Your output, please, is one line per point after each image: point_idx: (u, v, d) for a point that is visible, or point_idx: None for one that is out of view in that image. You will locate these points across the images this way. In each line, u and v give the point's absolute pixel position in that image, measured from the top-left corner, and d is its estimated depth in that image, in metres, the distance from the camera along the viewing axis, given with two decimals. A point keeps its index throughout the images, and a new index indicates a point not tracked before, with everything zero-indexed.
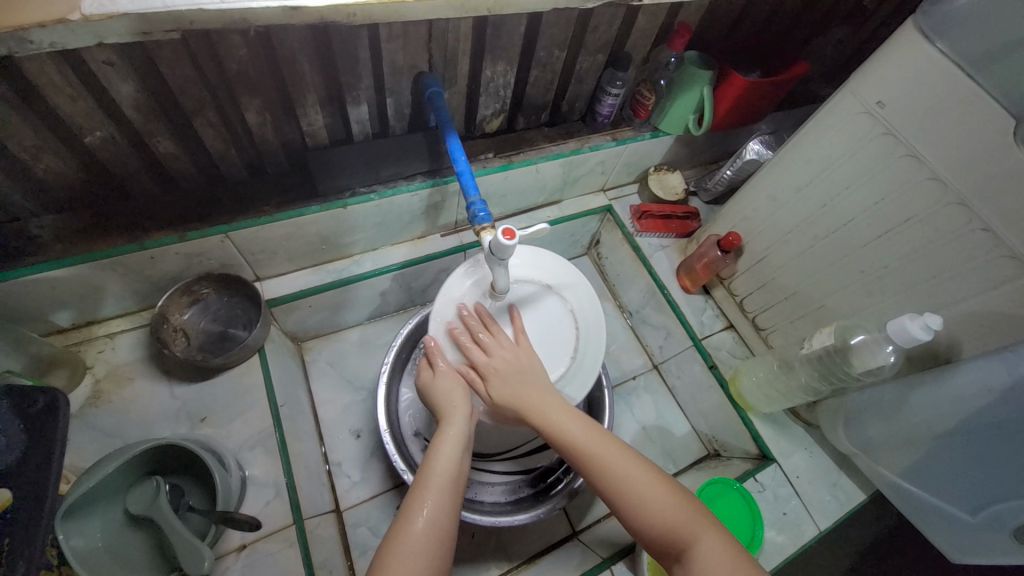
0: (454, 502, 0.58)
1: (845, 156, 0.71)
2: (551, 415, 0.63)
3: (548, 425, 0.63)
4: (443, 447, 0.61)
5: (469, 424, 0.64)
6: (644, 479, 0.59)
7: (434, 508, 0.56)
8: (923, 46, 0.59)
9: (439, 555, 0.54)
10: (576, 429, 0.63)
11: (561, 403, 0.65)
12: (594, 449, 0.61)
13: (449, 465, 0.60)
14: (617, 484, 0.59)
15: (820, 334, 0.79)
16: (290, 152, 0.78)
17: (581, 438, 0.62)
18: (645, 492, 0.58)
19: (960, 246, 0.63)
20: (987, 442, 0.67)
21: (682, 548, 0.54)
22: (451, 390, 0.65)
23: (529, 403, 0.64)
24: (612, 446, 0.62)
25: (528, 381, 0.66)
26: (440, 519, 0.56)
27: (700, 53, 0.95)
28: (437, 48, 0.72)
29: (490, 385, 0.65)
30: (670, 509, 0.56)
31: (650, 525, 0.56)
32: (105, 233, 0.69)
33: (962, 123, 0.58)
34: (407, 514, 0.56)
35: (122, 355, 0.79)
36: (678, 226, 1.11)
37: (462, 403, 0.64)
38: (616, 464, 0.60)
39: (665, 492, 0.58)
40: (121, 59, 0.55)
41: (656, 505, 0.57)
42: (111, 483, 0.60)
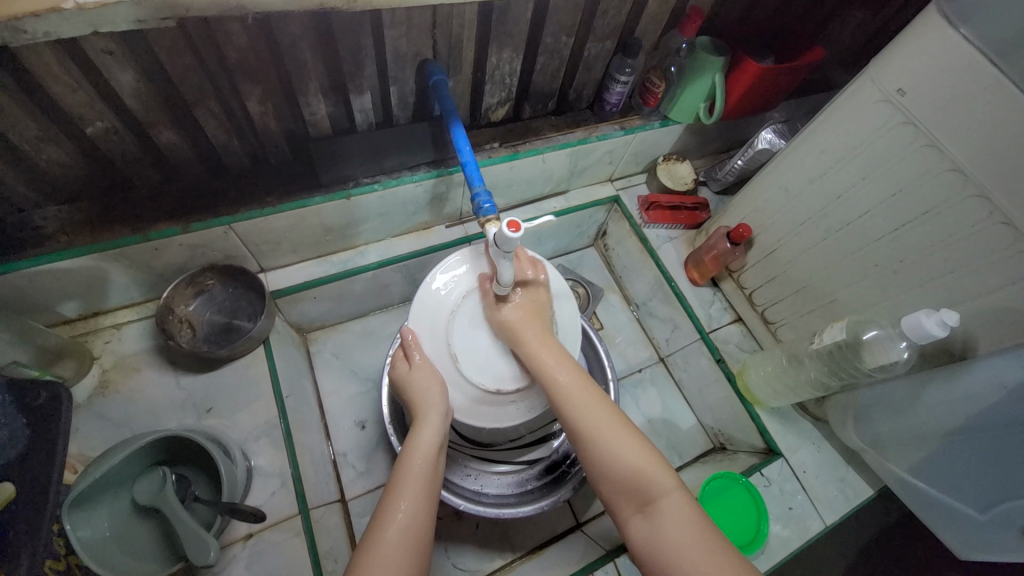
0: (429, 499, 0.58)
1: (863, 145, 0.69)
2: (545, 354, 0.65)
3: (536, 360, 0.65)
4: (420, 444, 0.61)
5: (445, 422, 0.65)
6: (617, 431, 0.59)
7: (411, 507, 0.56)
8: (945, 31, 0.57)
9: (415, 558, 0.53)
10: (565, 375, 0.64)
11: (557, 348, 0.67)
12: (577, 395, 0.62)
13: (424, 461, 0.60)
14: (589, 434, 0.59)
15: (832, 329, 0.77)
16: (293, 142, 0.77)
17: (568, 382, 0.63)
18: (618, 443, 0.58)
19: (980, 239, 0.61)
20: (1000, 438, 0.65)
21: (647, 499, 0.55)
22: (428, 385, 0.67)
23: (525, 338, 0.67)
24: (594, 394, 0.63)
25: (537, 321, 0.70)
26: (416, 519, 0.55)
27: (712, 38, 0.93)
28: (441, 34, 0.71)
29: (502, 311, 0.70)
30: (640, 461, 0.57)
31: (615, 474, 0.57)
32: (108, 224, 0.69)
33: (986, 113, 0.56)
34: (385, 513, 0.56)
35: (128, 346, 0.79)
36: (686, 217, 1.09)
37: (438, 400, 0.65)
38: (593, 414, 0.60)
39: (635, 446, 0.58)
40: (120, 48, 0.54)
41: (626, 457, 0.57)
42: (119, 473, 0.61)
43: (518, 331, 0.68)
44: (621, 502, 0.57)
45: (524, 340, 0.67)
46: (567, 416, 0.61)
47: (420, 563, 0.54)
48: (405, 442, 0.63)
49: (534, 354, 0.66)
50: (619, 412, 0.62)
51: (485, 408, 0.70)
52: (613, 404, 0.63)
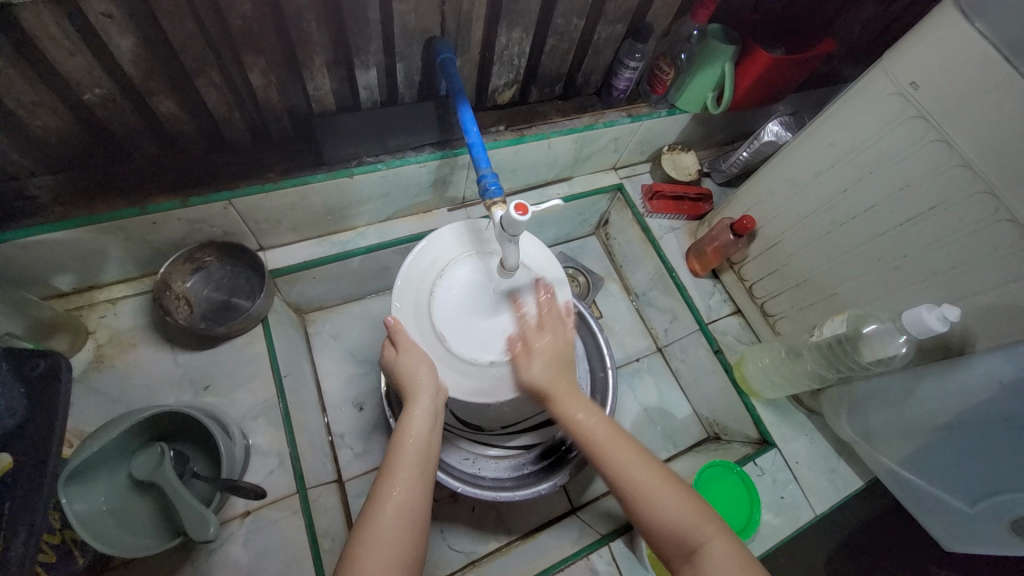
0: (423, 481, 0.58)
1: (873, 139, 0.69)
2: (574, 409, 0.64)
3: (568, 415, 0.64)
4: (411, 427, 0.61)
5: (436, 401, 0.63)
6: (660, 479, 0.59)
7: (403, 492, 0.56)
8: (962, 25, 0.56)
9: (410, 539, 0.54)
10: (596, 426, 0.63)
11: (585, 399, 0.65)
12: (611, 451, 0.61)
13: (417, 445, 0.60)
14: (629, 489, 0.58)
15: (832, 322, 0.78)
16: (295, 117, 0.75)
17: (600, 434, 0.62)
18: (661, 495, 0.57)
19: (985, 236, 0.62)
20: (993, 434, 0.66)
21: (693, 551, 0.55)
22: (416, 368, 0.64)
23: (555, 394, 0.64)
24: (629, 444, 0.62)
25: (566, 371, 0.66)
26: (410, 501, 0.56)
27: (724, 26, 0.91)
28: (450, 11, 0.69)
29: (528, 372, 0.65)
30: (684, 513, 0.56)
31: (658, 527, 0.56)
32: (106, 196, 0.67)
33: (998, 109, 0.56)
34: (379, 495, 0.56)
35: (124, 321, 0.78)
36: (690, 208, 1.08)
37: (427, 379, 0.63)
38: (632, 465, 0.60)
39: (675, 495, 0.58)
40: (120, 11, 0.52)
41: (671, 510, 0.57)
42: (116, 447, 0.60)
43: (551, 382, 0.65)
44: (667, 551, 0.56)
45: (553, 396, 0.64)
46: (604, 471, 0.61)
47: (415, 542, 0.54)
48: (397, 425, 0.62)
49: (563, 410, 0.64)
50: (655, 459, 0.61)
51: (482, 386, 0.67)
52: (648, 451, 0.62)
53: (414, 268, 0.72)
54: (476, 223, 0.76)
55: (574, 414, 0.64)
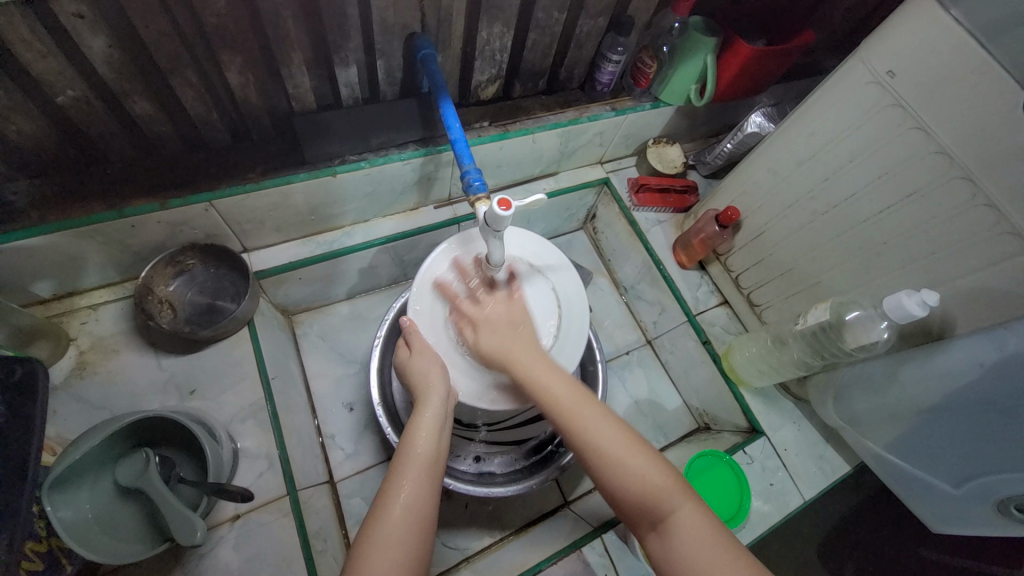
0: (432, 484, 0.57)
1: (852, 127, 0.70)
2: (536, 373, 0.62)
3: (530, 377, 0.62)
4: (421, 429, 0.60)
5: (446, 404, 0.63)
6: (624, 446, 0.57)
7: (411, 494, 0.55)
8: (937, 12, 0.57)
9: (420, 541, 0.53)
10: (559, 390, 0.61)
11: (546, 362, 0.63)
12: (575, 416, 0.59)
13: (427, 446, 0.59)
14: (594, 456, 0.57)
15: (816, 310, 0.79)
16: (275, 116, 0.74)
17: (564, 396, 0.60)
18: (624, 463, 0.56)
19: (963, 221, 0.62)
20: (974, 416, 0.67)
21: (662, 517, 0.54)
22: (427, 370, 0.66)
23: (511, 353, 0.64)
24: (594, 409, 0.60)
25: (522, 339, 0.66)
26: (419, 502, 0.55)
27: (704, 18, 0.92)
28: (429, 6, 0.69)
29: (481, 341, 0.67)
30: (652, 480, 0.55)
31: (623, 493, 0.56)
32: (84, 200, 0.66)
33: (973, 95, 0.57)
34: (388, 495, 0.55)
35: (106, 327, 0.77)
36: (676, 201, 1.09)
37: (439, 383, 0.64)
38: (598, 431, 0.58)
39: (642, 462, 0.56)
40: (91, 11, 0.51)
41: (637, 477, 0.55)
42: (99, 454, 0.59)
43: (501, 335, 0.66)
44: (633, 517, 0.56)
45: (502, 349, 0.65)
46: (569, 436, 0.59)
47: (423, 546, 0.53)
48: (405, 426, 0.61)
49: (523, 371, 0.63)
50: (622, 422, 0.60)
51: (496, 392, 0.69)
52: (615, 414, 0.60)
53: (428, 279, 0.74)
54: (466, 233, 0.77)
55: (535, 375, 0.62)
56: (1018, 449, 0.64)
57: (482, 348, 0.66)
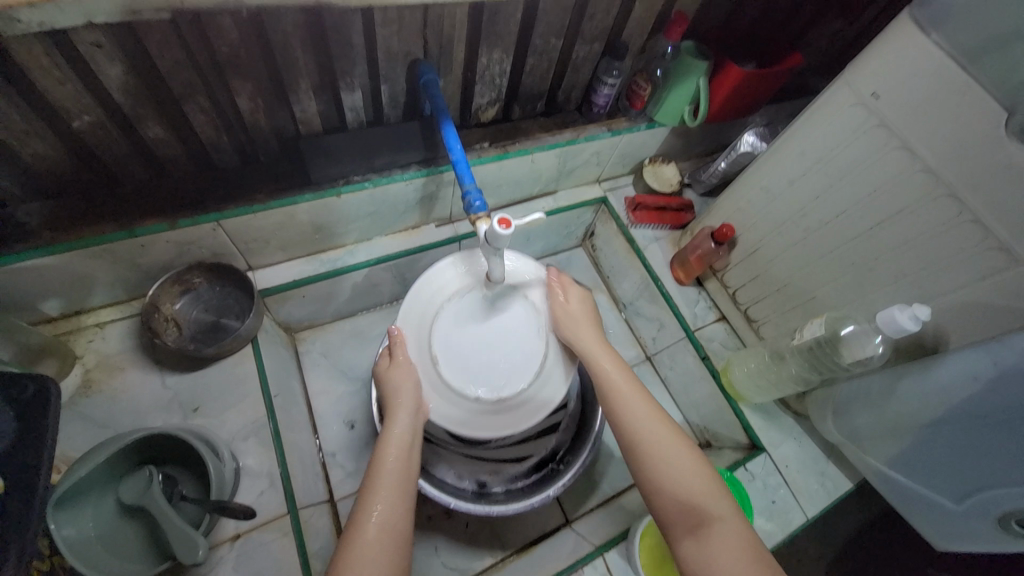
0: (405, 499, 0.58)
1: (840, 147, 0.72)
2: (605, 363, 0.69)
3: (599, 367, 0.69)
4: (391, 441, 0.62)
5: (415, 418, 0.66)
6: (677, 446, 0.60)
7: (386, 508, 0.56)
8: (918, 38, 0.59)
9: (394, 546, 0.54)
10: (623, 383, 0.67)
11: (615, 359, 0.70)
12: (636, 405, 0.64)
13: (397, 457, 0.61)
14: (643, 447, 0.61)
15: (811, 325, 0.80)
16: (282, 139, 0.77)
17: (625, 389, 0.66)
18: (675, 459, 0.59)
19: (952, 237, 0.64)
20: (972, 430, 0.68)
21: (700, 524, 0.54)
22: (403, 384, 0.68)
23: (586, 341, 0.71)
24: (652, 410, 0.64)
25: (596, 330, 0.73)
26: (392, 509, 0.56)
27: (696, 43, 0.95)
28: (432, 33, 0.71)
29: (568, 308, 0.74)
30: (695, 483, 0.57)
31: (669, 487, 0.57)
32: (94, 221, 0.68)
33: (956, 116, 0.59)
34: (363, 505, 0.57)
35: (112, 345, 0.78)
36: (672, 218, 1.11)
37: (408, 399, 0.67)
38: (650, 427, 0.62)
39: (693, 466, 0.59)
40: (109, 41, 0.54)
41: (685, 476, 0.58)
42: (102, 471, 0.60)
43: (580, 324, 0.73)
44: (670, 519, 0.56)
45: (578, 336, 0.72)
46: (622, 426, 0.63)
47: (401, 551, 0.54)
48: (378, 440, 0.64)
49: (594, 355, 0.70)
50: (678, 429, 0.63)
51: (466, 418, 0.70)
52: (673, 421, 0.64)
53: (423, 289, 0.74)
54: (472, 251, 0.77)
55: (605, 365, 0.69)
56: (1018, 464, 0.64)
57: (569, 316, 0.74)
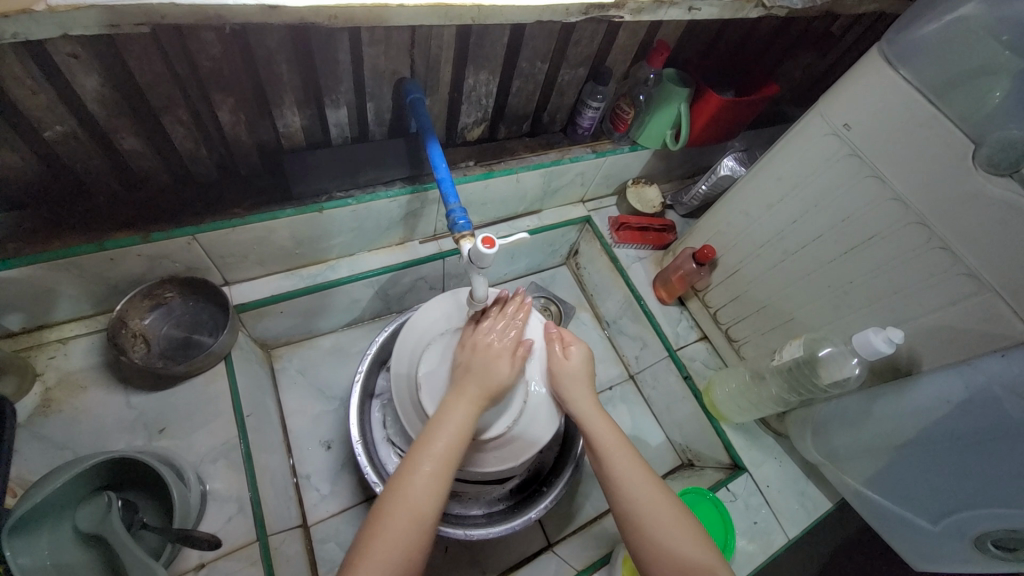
0: (449, 475, 0.58)
1: (814, 173, 0.74)
2: (595, 423, 0.68)
3: (595, 429, 0.68)
4: (448, 416, 0.61)
5: (480, 402, 0.63)
6: (672, 517, 0.60)
7: (434, 478, 0.57)
8: (887, 72, 0.62)
9: (423, 526, 0.55)
10: (614, 443, 0.66)
11: (606, 419, 0.69)
12: (626, 471, 0.64)
13: (454, 435, 0.60)
14: (641, 517, 0.60)
15: (790, 346, 0.81)
16: (264, 153, 0.76)
17: (621, 453, 0.65)
18: (672, 535, 0.59)
19: (921, 262, 0.66)
20: (946, 450, 0.69)
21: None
22: (490, 366, 0.66)
23: (581, 401, 0.71)
24: (649, 476, 0.64)
25: (587, 386, 0.72)
26: (430, 491, 0.56)
27: (678, 71, 0.98)
28: (419, 53, 0.72)
29: (567, 364, 0.73)
30: (699, 554, 0.58)
31: (666, 561, 0.58)
32: (63, 233, 0.65)
33: (923, 147, 0.61)
34: (404, 475, 0.57)
35: (75, 362, 0.74)
36: (654, 238, 1.13)
37: (474, 385, 0.64)
38: (648, 494, 0.62)
39: (689, 539, 0.59)
40: (87, 52, 0.53)
41: (683, 549, 0.58)
42: (60, 499, 0.56)
43: (577, 383, 0.72)
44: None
45: (575, 399, 0.71)
46: (616, 492, 0.63)
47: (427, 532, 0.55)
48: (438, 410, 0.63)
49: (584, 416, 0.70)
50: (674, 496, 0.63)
51: None
52: (667, 488, 0.64)
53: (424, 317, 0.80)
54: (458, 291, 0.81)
55: (600, 425, 0.68)
56: (991, 485, 0.65)
57: (567, 371, 0.73)
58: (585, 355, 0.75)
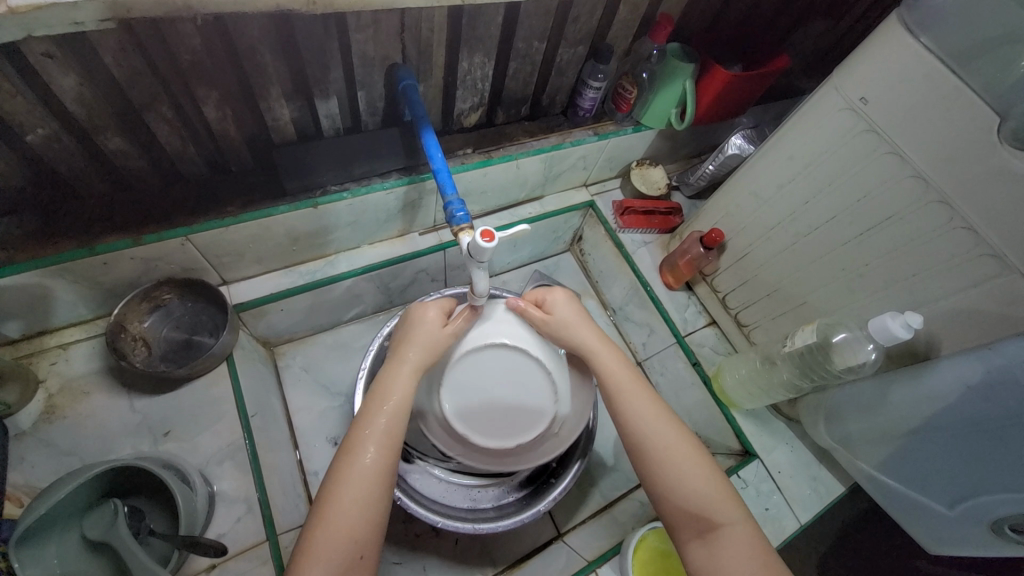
0: (397, 441, 0.58)
1: (828, 152, 0.71)
2: (604, 360, 0.66)
3: (606, 369, 0.66)
4: (393, 395, 0.60)
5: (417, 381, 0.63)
6: (684, 449, 0.60)
7: (379, 444, 0.57)
8: (907, 40, 0.58)
9: (375, 499, 0.54)
10: (623, 380, 0.65)
11: (616, 357, 0.67)
12: (638, 405, 0.63)
13: (395, 406, 0.59)
14: (649, 449, 0.60)
15: (803, 332, 0.78)
16: (255, 148, 0.74)
17: (634, 392, 0.64)
18: (683, 467, 0.58)
19: (941, 243, 0.63)
20: (963, 435, 0.67)
21: (712, 529, 0.55)
22: (426, 337, 0.65)
23: (591, 344, 0.68)
24: (663, 412, 0.63)
25: (591, 329, 0.69)
26: (377, 460, 0.56)
27: (682, 45, 0.94)
28: (410, 38, 0.69)
29: (559, 314, 0.69)
30: (709, 488, 0.57)
31: (676, 493, 0.57)
32: (54, 238, 0.64)
33: (945, 120, 0.58)
34: (348, 458, 0.56)
35: (76, 368, 0.74)
36: (660, 222, 1.10)
37: (414, 355, 0.64)
38: (656, 428, 0.61)
39: (700, 471, 0.58)
40: (61, 51, 0.50)
41: (694, 481, 0.58)
42: (67, 508, 0.57)
43: (577, 327, 0.69)
44: (682, 522, 0.57)
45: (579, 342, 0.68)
46: (628, 426, 0.62)
47: (380, 511, 0.54)
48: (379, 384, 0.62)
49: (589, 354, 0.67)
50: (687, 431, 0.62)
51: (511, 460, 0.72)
52: (678, 419, 0.63)
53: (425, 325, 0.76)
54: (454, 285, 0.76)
55: (609, 366, 0.66)
56: (1011, 471, 0.63)
57: (562, 318, 0.69)
58: (567, 300, 0.71)
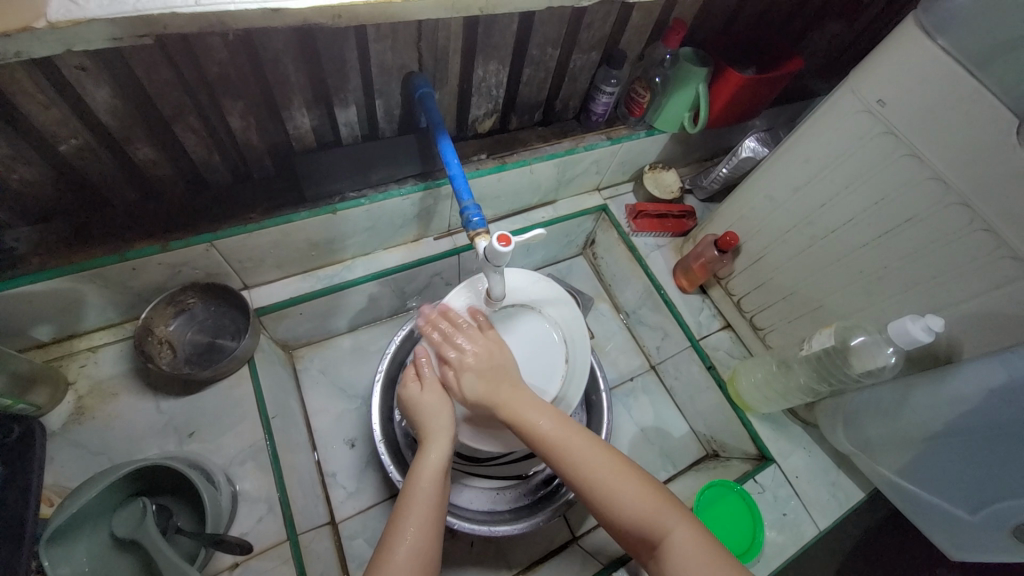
0: (436, 523, 0.59)
1: (845, 154, 0.71)
2: (521, 412, 0.64)
3: (526, 421, 0.63)
4: (424, 480, 0.61)
5: (450, 446, 0.65)
6: (613, 472, 0.60)
7: (417, 533, 0.57)
8: (924, 43, 0.58)
9: None
10: (547, 424, 0.63)
11: (529, 399, 0.65)
12: (566, 446, 0.61)
13: (430, 484, 0.61)
14: (586, 483, 0.59)
15: (820, 335, 0.78)
16: (277, 156, 0.76)
17: (557, 434, 0.62)
18: (614, 491, 0.58)
19: (961, 246, 0.63)
20: (988, 440, 0.66)
21: (656, 540, 0.56)
22: (431, 410, 0.67)
23: (505, 394, 0.66)
24: (586, 440, 0.62)
25: (507, 381, 0.67)
26: (419, 540, 0.56)
27: (695, 50, 0.94)
28: (427, 47, 0.70)
29: (464, 383, 0.67)
30: (645, 504, 0.58)
31: (617, 520, 0.58)
32: (84, 244, 0.66)
33: (964, 122, 0.57)
34: (392, 539, 0.56)
35: (105, 370, 0.76)
36: (673, 225, 1.10)
37: (445, 423, 0.66)
38: (587, 461, 0.60)
39: (635, 487, 0.59)
40: (95, 64, 0.53)
41: (629, 501, 0.58)
42: (97, 506, 0.59)
43: (490, 395, 0.66)
44: (631, 542, 0.58)
45: (500, 405, 0.65)
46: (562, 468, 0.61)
47: None
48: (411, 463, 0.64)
49: (508, 415, 0.65)
50: (611, 451, 0.62)
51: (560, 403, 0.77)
52: (603, 443, 0.63)
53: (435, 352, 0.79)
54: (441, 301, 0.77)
55: (527, 419, 0.64)
56: None
57: (469, 396, 0.67)
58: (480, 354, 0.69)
